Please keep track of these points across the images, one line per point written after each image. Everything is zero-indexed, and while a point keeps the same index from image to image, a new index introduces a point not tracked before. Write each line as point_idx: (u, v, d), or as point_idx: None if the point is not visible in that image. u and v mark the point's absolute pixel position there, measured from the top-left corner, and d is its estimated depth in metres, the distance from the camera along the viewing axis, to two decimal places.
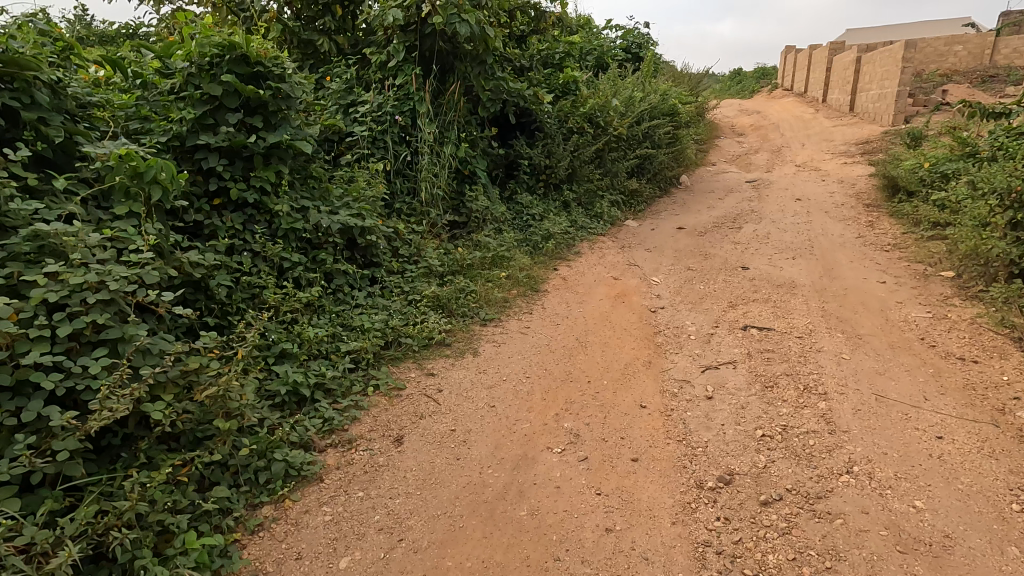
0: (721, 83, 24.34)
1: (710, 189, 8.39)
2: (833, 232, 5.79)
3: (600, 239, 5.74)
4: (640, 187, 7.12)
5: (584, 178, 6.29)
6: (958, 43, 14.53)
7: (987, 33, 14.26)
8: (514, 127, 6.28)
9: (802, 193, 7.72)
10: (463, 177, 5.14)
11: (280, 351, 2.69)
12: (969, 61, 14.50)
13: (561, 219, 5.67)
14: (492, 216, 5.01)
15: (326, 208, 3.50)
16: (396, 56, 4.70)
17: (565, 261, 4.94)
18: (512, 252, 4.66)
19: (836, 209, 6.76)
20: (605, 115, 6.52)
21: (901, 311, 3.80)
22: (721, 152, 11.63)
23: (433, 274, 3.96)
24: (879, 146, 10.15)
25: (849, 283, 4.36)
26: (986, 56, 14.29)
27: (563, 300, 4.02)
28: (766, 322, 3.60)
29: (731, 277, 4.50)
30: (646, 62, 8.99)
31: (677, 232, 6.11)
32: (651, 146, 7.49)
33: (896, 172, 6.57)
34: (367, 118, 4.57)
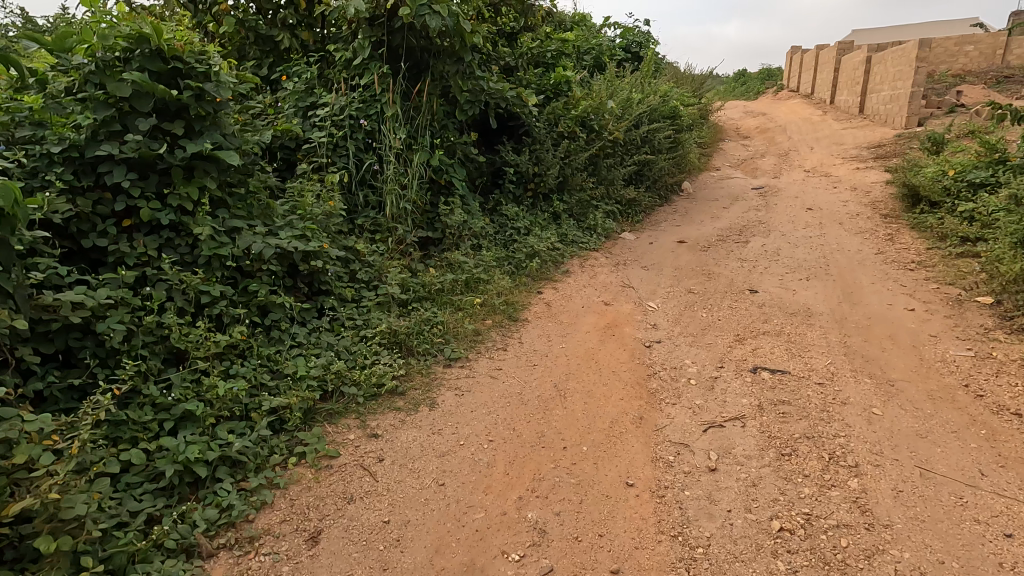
0: (726, 84, 23.82)
1: (714, 197, 7.87)
2: (849, 248, 5.26)
3: (592, 255, 5.23)
4: (638, 197, 6.61)
5: (576, 187, 5.77)
6: (970, 42, 13.99)
7: (1001, 31, 13.71)
8: (499, 131, 5.76)
9: (812, 201, 7.19)
10: (439, 188, 4.63)
11: (181, 413, 2.19)
12: (981, 60, 13.97)
13: (550, 234, 5.16)
14: (470, 231, 4.50)
15: (262, 229, 2.99)
16: (361, 52, 4.19)
17: (551, 283, 4.42)
18: (491, 274, 4.14)
19: (851, 220, 6.23)
20: (599, 118, 6.01)
21: (936, 348, 3.27)
22: (725, 155, 11.10)
23: (395, 303, 3.45)
24: (892, 150, 9.61)
25: (872, 310, 3.83)
26: (999, 56, 13.76)
27: (544, 332, 3.50)
28: (778, 362, 3.08)
29: (738, 303, 3.98)
30: (646, 61, 8.46)
31: (678, 247, 5.59)
32: (650, 152, 6.97)
33: (917, 180, 6.03)
34: (327, 123, 4.06)
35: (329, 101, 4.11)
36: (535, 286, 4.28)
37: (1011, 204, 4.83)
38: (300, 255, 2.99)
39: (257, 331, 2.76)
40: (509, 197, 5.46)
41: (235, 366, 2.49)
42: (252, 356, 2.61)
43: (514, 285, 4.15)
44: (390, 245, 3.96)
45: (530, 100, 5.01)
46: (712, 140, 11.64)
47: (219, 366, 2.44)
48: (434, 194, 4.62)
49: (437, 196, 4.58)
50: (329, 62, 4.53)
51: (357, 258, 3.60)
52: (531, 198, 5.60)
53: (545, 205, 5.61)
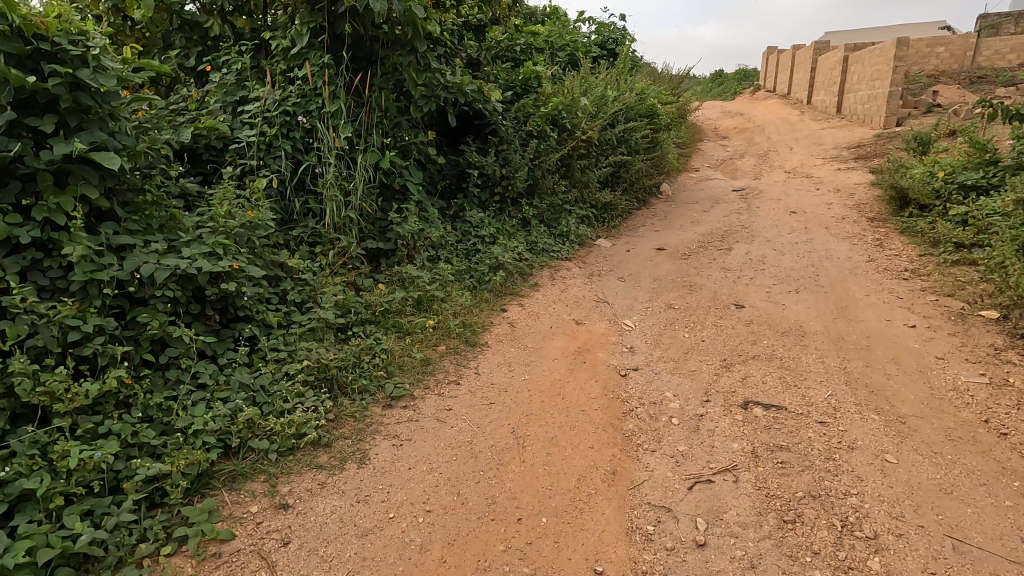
0: (704, 84, 23.71)
1: (694, 199, 7.52)
2: (838, 255, 4.92)
3: (564, 265, 4.81)
4: (613, 201, 6.21)
5: (547, 191, 5.34)
6: (941, 43, 13.96)
7: (971, 33, 13.72)
8: (463, 130, 5.30)
9: (796, 204, 6.87)
10: (392, 193, 4.15)
11: (19, 492, 1.70)
12: (952, 61, 13.96)
13: (517, 242, 4.72)
14: (426, 241, 4.04)
15: (161, 247, 2.48)
16: (298, 40, 3.70)
17: (517, 298, 3.97)
18: (447, 291, 3.69)
19: (837, 224, 5.91)
20: (572, 116, 5.59)
21: (945, 373, 2.90)
22: (705, 156, 10.82)
23: (330, 328, 2.96)
24: (872, 151, 9.39)
25: (870, 328, 3.47)
26: (969, 57, 13.77)
27: (504, 361, 3.04)
28: (772, 395, 2.67)
29: (722, 321, 3.58)
30: (622, 57, 8.08)
31: (657, 254, 5.20)
32: (627, 152, 6.59)
33: (906, 181, 5.73)
34: (258, 120, 3.56)
35: (260, 95, 3.61)
36: (499, 302, 3.83)
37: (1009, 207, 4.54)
38: (206, 277, 2.49)
39: (148, 373, 2.26)
40: (472, 203, 5.00)
41: (109, 421, 2.00)
42: (136, 405, 2.11)
43: (474, 302, 3.70)
44: (331, 259, 3.48)
45: (494, 96, 4.57)
46: (691, 140, 11.33)
47: (86, 423, 1.95)
48: (385, 200, 4.14)
49: (389, 202, 4.10)
50: (265, 52, 4.01)
51: (287, 277, 3.11)
52: (499, 203, 5.16)
53: (513, 210, 5.18)
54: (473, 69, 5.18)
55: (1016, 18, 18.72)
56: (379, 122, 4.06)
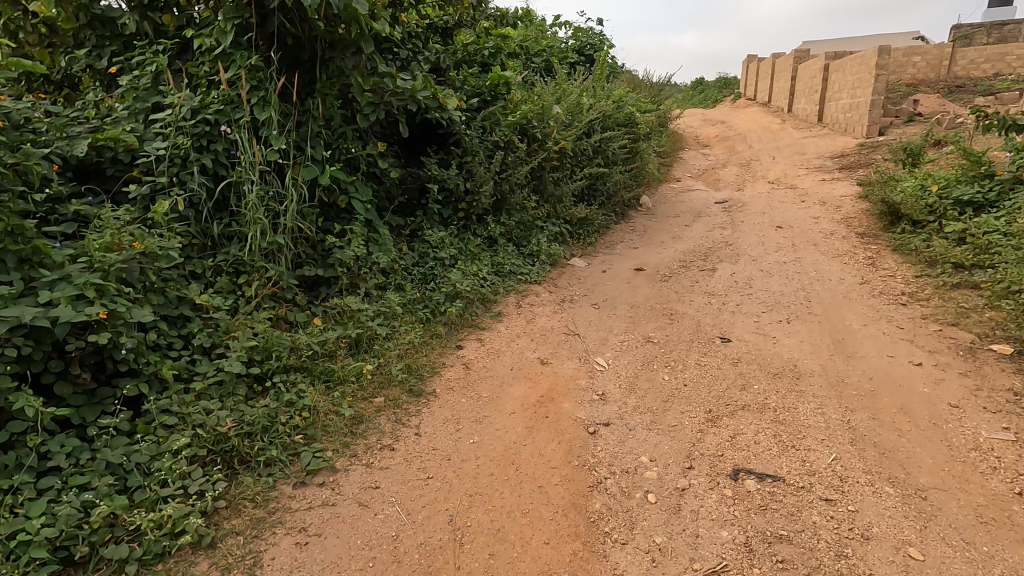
0: (684, 92, 23.59)
1: (675, 212, 7.16)
2: (829, 276, 4.56)
3: (533, 288, 4.37)
4: (589, 217, 5.79)
5: (516, 207, 4.91)
6: (918, 53, 13.92)
7: (948, 43, 13.68)
8: (424, 140, 4.85)
9: (781, 218, 6.53)
10: (336, 212, 3.68)
11: None
12: (929, 71, 13.91)
13: (480, 265, 4.27)
14: (374, 267, 3.57)
15: (11, 291, 1.99)
16: (222, 39, 3.22)
17: (476, 332, 3.51)
18: (393, 327, 3.22)
19: (825, 241, 5.56)
20: (542, 125, 5.17)
21: (963, 427, 2.51)
22: (686, 165, 10.50)
23: (243, 380, 2.48)
24: (856, 161, 9.13)
25: (872, 367, 3.07)
26: (945, 67, 13.76)
27: (452, 417, 2.56)
28: (766, 462, 2.25)
29: (706, 359, 3.16)
30: (599, 63, 7.72)
31: (635, 275, 4.79)
32: (603, 163, 6.20)
33: (897, 195, 5.41)
34: (171, 130, 3.07)
35: (175, 101, 3.12)
36: (455, 338, 3.37)
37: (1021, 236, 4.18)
38: (68, 328, 1.99)
39: None
40: (431, 220, 4.54)
41: None
42: None
43: (423, 339, 3.23)
44: (256, 293, 3.00)
45: (452, 103, 4.13)
46: (672, 148, 11.02)
47: None
48: (328, 219, 3.67)
49: (332, 222, 3.63)
50: (189, 51, 3.52)
51: (195, 318, 2.62)
52: (463, 221, 4.72)
53: (478, 228, 4.74)
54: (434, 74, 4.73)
55: (988, 29, 18.87)
56: (319, 132, 3.59)
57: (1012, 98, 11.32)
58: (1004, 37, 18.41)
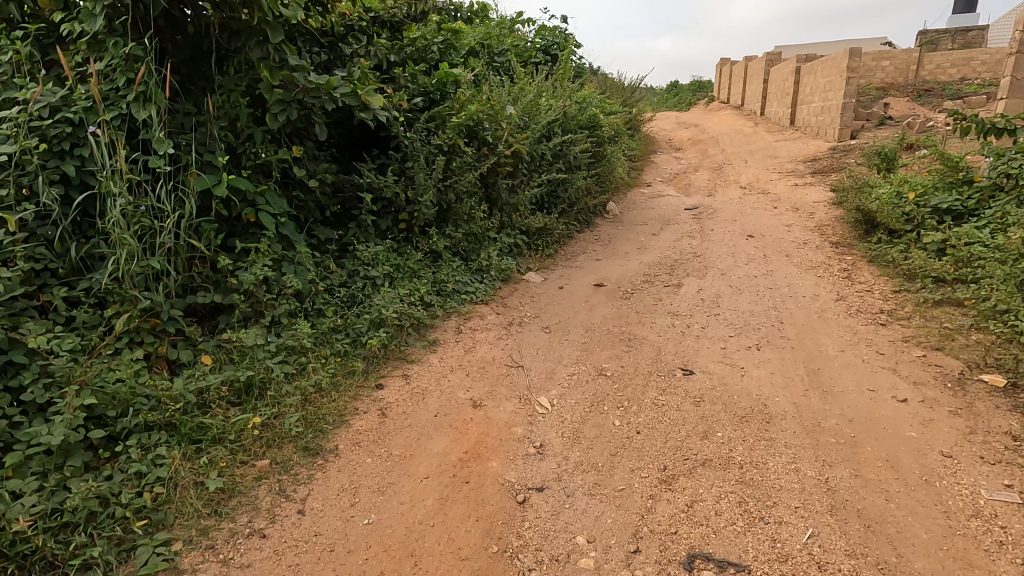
0: (658, 95, 23.42)
1: (643, 219, 6.78)
2: (803, 292, 4.20)
3: (479, 309, 3.92)
4: (548, 227, 5.37)
5: (463, 217, 4.45)
6: (886, 58, 13.88)
7: (915, 47, 13.67)
8: (362, 144, 4.40)
9: (752, 226, 6.19)
10: (242, 227, 3.18)
11: None
12: (898, 75, 13.89)
13: (418, 284, 3.80)
14: (285, 291, 3.08)
15: None
16: (91, 24, 2.70)
17: (403, 365, 3.04)
18: (299, 364, 2.73)
19: (798, 251, 5.22)
20: (494, 127, 4.73)
21: (958, 486, 2.12)
22: (657, 169, 10.17)
23: (83, 447, 1.97)
24: (829, 165, 8.89)
25: (851, 406, 2.68)
26: (913, 71, 13.76)
27: (350, 486, 2.10)
28: (726, 545, 1.85)
29: (664, 397, 2.74)
30: (562, 62, 7.32)
31: (594, 292, 4.37)
32: (564, 168, 5.78)
33: (872, 202, 5.09)
34: (22, 131, 2.54)
35: (29, 96, 2.59)
36: (376, 375, 2.89)
37: (1010, 252, 3.85)
38: None
39: None
40: (365, 233, 4.06)
41: None
42: None
43: (336, 378, 2.75)
44: (125, 327, 2.49)
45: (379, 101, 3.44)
46: (644, 152, 10.68)
47: None
48: (232, 235, 3.17)
49: (236, 239, 3.13)
50: (64, 39, 2.97)
51: (30, 365, 2.11)
52: (402, 233, 4.24)
53: (420, 241, 4.27)
54: (370, 71, 4.27)
55: (953, 35, 19.06)
56: (220, 134, 3.09)
57: (980, 102, 11.26)
58: (967, 44, 18.63)
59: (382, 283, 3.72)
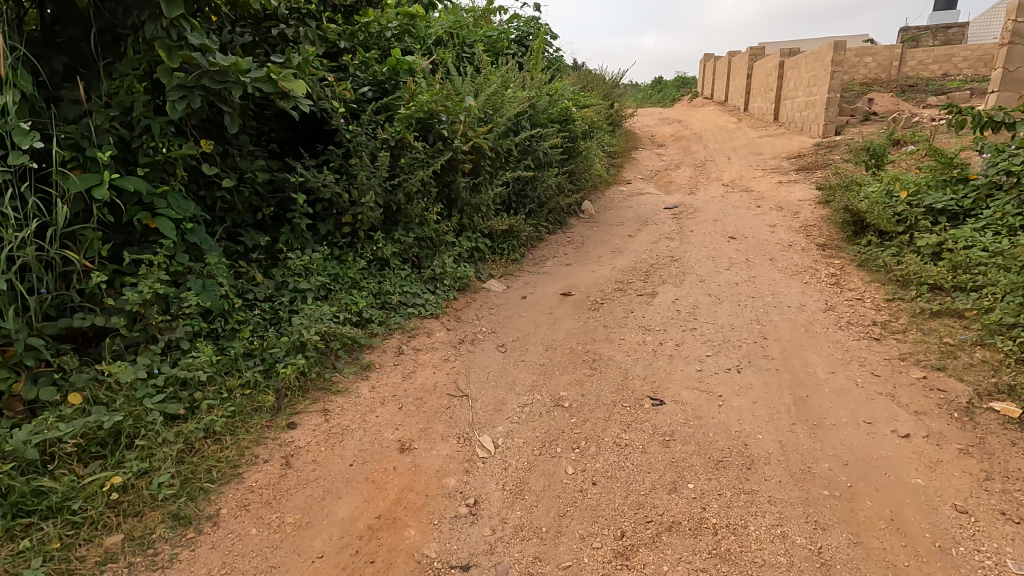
0: (642, 91, 23.06)
1: (619, 219, 6.38)
2: (788, 301, 3.81)
3: (428, 323, 3.49)
4: (513, 230, 4.94)
5: (414, 220, 4.00)
6: (869, 54, 13.60)
7: (898, 43, 13.45)
8: (297, 139, 3.98)
9: (734, 226, 5.82)
10: (138, 234, 2.71)
11: None
12: (880, 71, 13.67)
13: (356, 297, 3.35)
14: (186, 310, 2.62)
15: None
16: None
17: (325, 396, 2.59)
18: (189, 402, 2.28)
19: (782, 255, 4.85)
20: (450, 120, 4.28)
21: (978, 557, 1.74)
22: (637, 166, 9.79)
23: None
24: (813, 162, 8.57)
25: (845, 444, 2.28)
26: (895, 67, 13.54)
27: (220, 571, 1.69)
28: None
29: (628, 437, 2.33)
30: (535, 53, 6.88)
31: (560, 302, 3.95)
32: (532, 165, 5.35)
33: (862, 202, 4.73)
34: None
35: None
36: (290, 410, 2.44)
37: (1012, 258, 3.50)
38: None
39: None
40: (300, 239, 3.60)
41: None
42: None
43: (232, 416, 2.30)
44: None
45: (300, 88, 2.80)
46: (624, 147, 10.29)
47: None
48: (126, 244, 2.70)
49: (129, 249, 2.66)
50: None
51: None
52: (344, 239, 3.79)
53: (364, 247, 3.82)
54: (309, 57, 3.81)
55: (934, 32, 18.94)
56: (107, 125, 2.62)
57: (964, 98, 11.05)
58: (948, 41, 18.53)
59: (314, 296, 3.26)
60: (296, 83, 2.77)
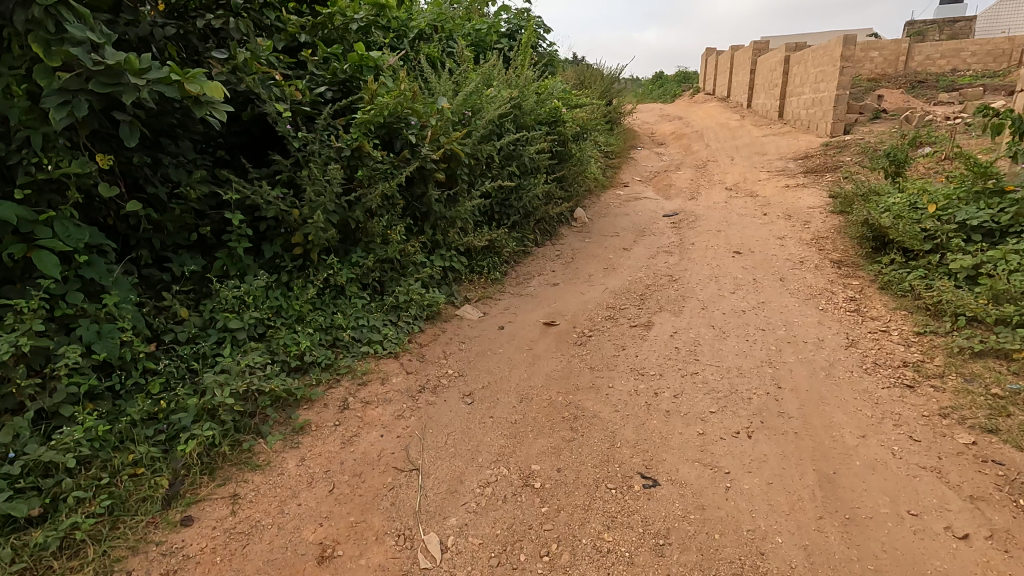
0: (642, 87, 22.47)
1: (614, 228, 5.89)
2: (803, 335, 3.32)
3: (385, 364, 3.01)
4: (494, 245, 4.45)
5: (376, 240, 3.51)
6: (875, 48, 13.05)
7: (906, 37, 12.91)
8: (238, 133, 3.56)
9: (738, 238, 5.32)
10: (17, 271, 2.22)
11: None
12: (887, 66, 13.14)
13: (299, 335, 2.86)
14: (71, 366, 2.14)
15: None
16: None
17: (240, 474, 2.10)
18: (50, 494, 1.80)
19: (793, 274, 4.36)
20: (419, 124, 3.77)
21: None
22: (635, 166, 9.26)
23: None
24: (822, 164, 8.07)
25: (888, 551, 1.80)
26: (902, 63, 13.00)
27: None
28: None
29: (610, 540, 1.86)
30: (523, 46, 6.36)
31: (541, 334, 3.47)
32: (516, 172, 4.85)
33: (884, 216, 4.23)
34: None
35: None
36: (189, 497, 1.96)
37: None
38: None
39: None
40: (237, 265, 3.10)
41: None
42: None
43: (107, 511, 1.83)
44: None
45: (215, 93, 2.29)
46: (623, 147, 9.76)
47: None
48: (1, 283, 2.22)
49: (3, 290, 2.18)
50: None
51: None
52: (292, 263, 3.30)
53: (317, 273, 3.33)
54: (253, 53, 3.32)
55: (940, 26, 18.39)
56: None
57: (977, 95, 10.52)
58: (954, 35, 17.97)
59: (248, 336, 2.78)
60: (210, 84, 2.26)
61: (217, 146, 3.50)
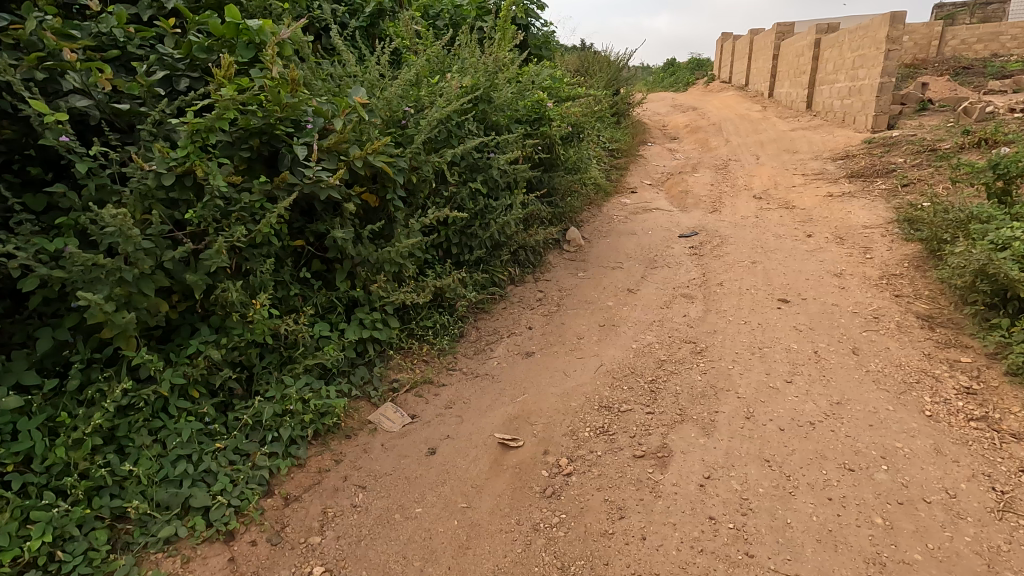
0: (652, 76, 20.95)
1: (616, 255, 4.57)
2: (919, 483, 2.02)
3: (211, 552, 1.78)
4: (444, 297, 3.15)
5: (233, 315, 2.22)
6: (906, 32, 11.62)
7: (941, 18, 11.43)
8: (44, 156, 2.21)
9: (781, 276, 3.98)
10: None
11: None
12: (919, 52, 11.68)
13: (34, 522, 1.64)
14: None
15: None
16: None
17: None
18: None
19: (869, 343, 3.04)
20: (309, 131, 2.47)
21: None
22: (645, 167, 7.89)
23: None
24: (868, 167, 6.67)
25: None
26: (935, 47, 11.51)
27: None
28: None
29: None
30: (504, 20, 5.00)
31: (492, 467, 2.19)
32: (481, 188, 3.54)
33: (1008, 262, 2.89)
34: None
35: None
36: None
37: None
38: None
39: None
40: None
41: None
42: None
43: None
44: None
45: None
46: (631, 144, 8.36)
47: None
48: None
49: None
50: None
51: None
52: (86, 356, 2.03)
53: (126, 374, 2.06)
54: (32, 20, 2.06)
55: (972, 8, 16.76)
56: None
57: None
58: (987, 18, 16.38)
59: None
60: None
61: (15, 160, 2.14)
